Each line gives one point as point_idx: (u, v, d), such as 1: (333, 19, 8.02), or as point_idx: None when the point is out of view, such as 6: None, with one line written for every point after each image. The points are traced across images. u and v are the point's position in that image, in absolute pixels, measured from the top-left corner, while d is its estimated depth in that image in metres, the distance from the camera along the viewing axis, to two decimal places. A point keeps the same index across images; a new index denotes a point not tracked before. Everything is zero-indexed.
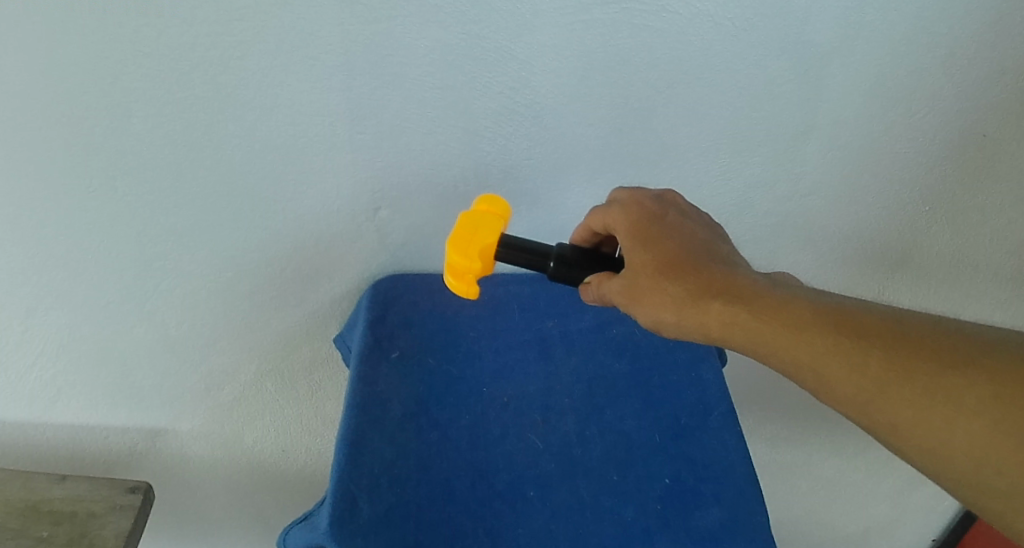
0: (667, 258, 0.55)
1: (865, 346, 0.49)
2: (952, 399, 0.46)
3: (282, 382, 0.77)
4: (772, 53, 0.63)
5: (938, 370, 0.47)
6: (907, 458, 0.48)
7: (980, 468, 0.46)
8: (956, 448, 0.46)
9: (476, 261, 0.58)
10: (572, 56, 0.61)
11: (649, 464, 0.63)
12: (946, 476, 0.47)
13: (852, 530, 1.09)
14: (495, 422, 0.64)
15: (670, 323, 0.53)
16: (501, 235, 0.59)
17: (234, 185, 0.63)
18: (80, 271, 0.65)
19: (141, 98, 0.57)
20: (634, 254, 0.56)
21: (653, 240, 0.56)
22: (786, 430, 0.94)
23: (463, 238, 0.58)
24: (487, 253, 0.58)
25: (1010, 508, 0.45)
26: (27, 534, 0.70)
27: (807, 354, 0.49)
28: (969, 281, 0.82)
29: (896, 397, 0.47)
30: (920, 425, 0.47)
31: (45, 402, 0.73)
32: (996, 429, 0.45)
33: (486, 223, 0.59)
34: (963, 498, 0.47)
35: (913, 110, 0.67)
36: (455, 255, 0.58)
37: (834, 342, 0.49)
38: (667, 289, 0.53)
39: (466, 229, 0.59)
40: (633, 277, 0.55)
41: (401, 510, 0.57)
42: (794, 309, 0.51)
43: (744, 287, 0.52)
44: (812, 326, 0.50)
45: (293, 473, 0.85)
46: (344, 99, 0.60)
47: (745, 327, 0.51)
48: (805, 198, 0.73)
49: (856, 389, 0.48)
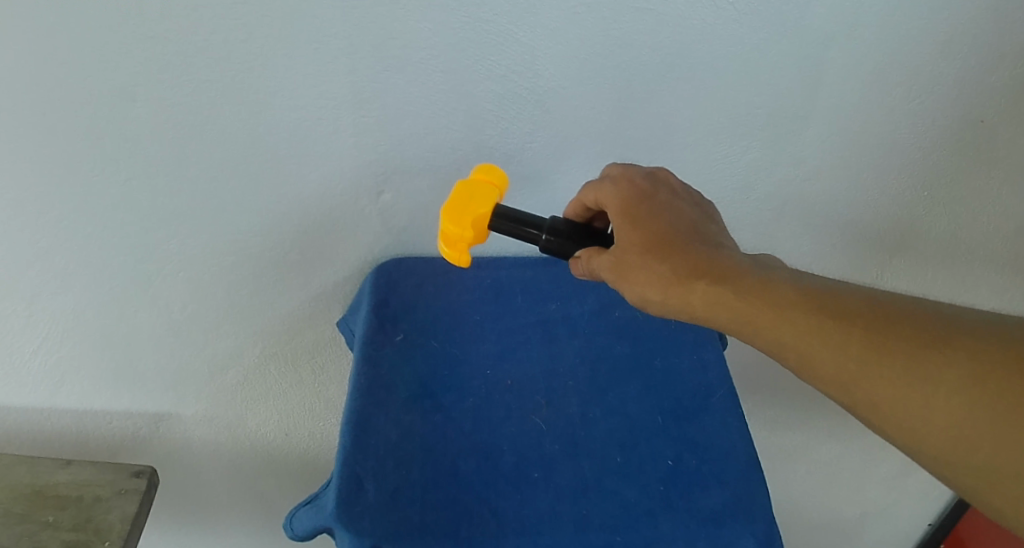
0: (654, 237, 0.55)
1: (847, 324, 0.49)
2: (930, 378, 0.46)
3: (286, 365, 0.77)
4: (773, 38, 0.63)
5: (917, 349, 0.47)
6: (886, 434, 0.49)
7: (957, 446, 0.46)
8: (936, 428, 0.46)
9: (468, 230, 0.58)
10: (575, 39, 0.61)
11: (652, 444, 0.63)
12: (925, 454, 0.47)
13: (851, 512, 1.09)
14: (498, 404, 0.64)
15: (654, 302, 0.53)
16: (496, 205, 0.59)
17: (236, 168, 0.63)
18: (83, 255, 0.65)
19: (142, 82, 0.57)
20: (623, 233, 0.56)
21: (642, 218, 0.56)
22: (787, 410, 0.94)
23: (457, 206, 0.58)
24: (480, 223, 0.59)
25: (986, 483, 0.45)
26: (34, 519, 0.71)
27: (788, 333, 0.50)
28: (969, 264, 0.82)
29: (876, 376, 0.48)
30: (899, 403, 0.47)
31: (50, 386, 0.74)
32: (972, 406, 0.45)
33: (480, 192, 0.59)
34: (942, 476, 0.47)
35: (916, 92, 0.67)
36: (448, 221, 0.58)
37: (816, 321, 0.49)
38: (653, 269, 0.53)
39: (462, 196, 0.59)
40: (621, 254, 0.55)
41: (407, 491, 0.58)
42: (778, 287, 0.51)
43: (729, 266, 0.52)
44: (796, 306, 0.50)
45: (296, 458, 0.86)
46: (347, 83, 0.60)
47: (730, 306, 0.51)
48: (807, 181, 0.72)
49: (838, 367, 0.48)
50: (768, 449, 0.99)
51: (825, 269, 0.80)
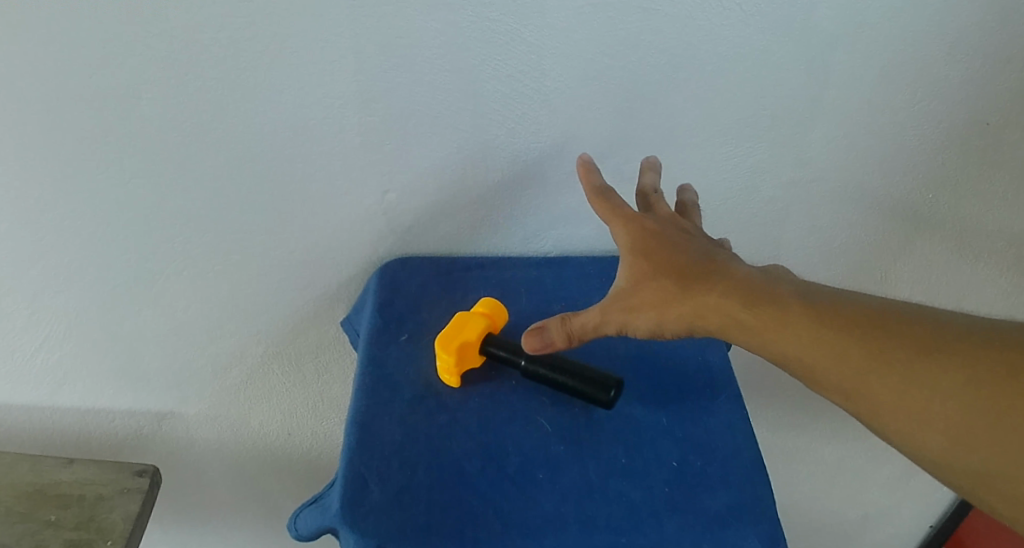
0: (666, 268, 0.58)
1: (849, 339, 0.51)
2: (924, 382, 0.49)
3: (289, 365, 0.76)
4: (780, 39, 0.63)
5: (915, 358, 0.50)
6: (888, 441, 0.51)
7: (952, 447, 0.48)
8: (933, 432, 0.48)
9: (452, 355, 0.62)
10: (582, 39, 0.61)
11: (658, 445, 0.63)
12: (925, 460, 0.49)
13: (854, 514, 1.09)
14: (504, 405, 0.64)
15: (667, 328, 0.57)
16: (482, 336, 0.64)
17: (240, 167, 0.63)
18: (86, 252, 0.65)
19: (149, 79, 0.57)
20: (634, 267, 0.59)
21: (654, 250, 0.59)
22: (792, 412, 0.94)
23: (450, 332, 0.63)
24: (467, 350, 0.63)
25: (981, 487, 0.47)
26: (36, 518, 0.71)
27: (794, 349, 0.52)
28: (975, 268, 0.81)
29: (877, 386, 0.50)
30: (898, 411, 0.49)
31: (52, 384, 0.74)
32: (967, 411, 0.47)
33: (470, 323, 0.65)
34: (943, 480, 0.49)
35: (923, 94, 0.67)
36: (439, 350, 0.63)
37: (820, 337, 0.52)
38: (665, 300, 0.57)
39: (455, 326, 0.64)
40: (634, 289, 0.58)
41: (412, 491, 0.58)
42: (783, 301, 0.54)
43: (738, 291, 0.55)
44: (801, 325, 0.53)
45: (299, 458, 0.85)
46: (353, 81, 0.60)
47: (740, 328, 0.55)
48: (813, 183, 0.72)
49: (842, 379, 0.51)
50: (772, 451, 0.98)
51: (831, 271, 0.80)
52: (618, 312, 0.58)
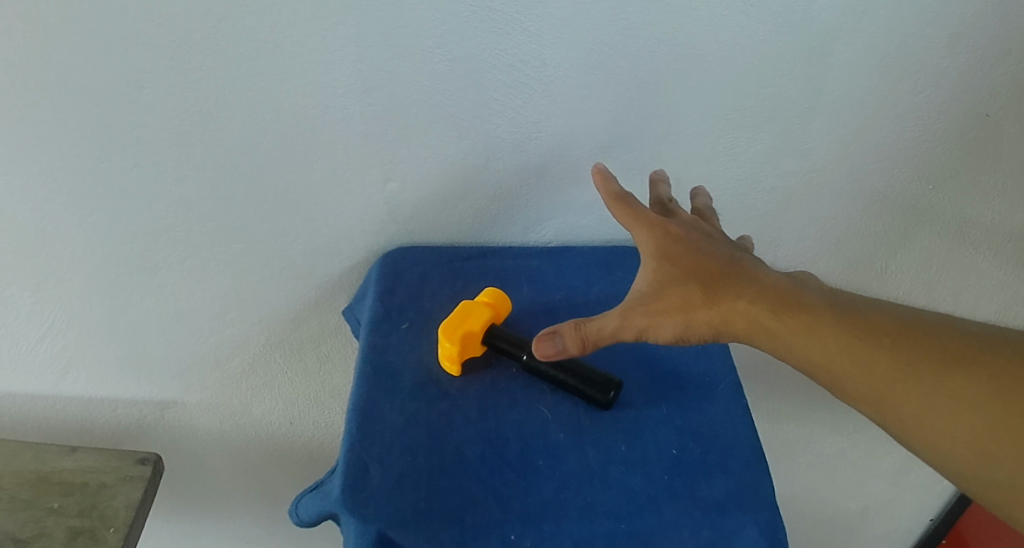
0: (692, 275, 0.57)
1: (880, 350, 0.53)
2: (954, 394, 0.51)
3: (290, 354, 0.77)
4: (779, 29, 0.63)
5: (944, 371, 0.52)
6: (912, 448, 0.53)
7: (980, 460, 0.50)
8: (959, 441, 0.50)
9: (456, 344, 0.62)
10: (584, 28, 0.61)
11: (657, 433, 0.63)
12: (948, 469, 0.51)
13: (853, 506, 1.09)
14: (504, 392, 0.64)
15: (693, 336, 0.57)
16: (486, 326, 0.64)
17: (242, 156, 0.63)
18: (90, 241, 0.65)
19: (152, 68, 0.57)
20: (659, 273, 0.58)
21: (679, 256, 0.58)
22: (792, 403, 0.94)
23: (454, 321, 0.64)
24: (470, 338, 0.64)
25: (1006, 497, 0.49)
26: (39, 505, 0.71)
27: (824, 357, 0.54)
28: (973, 260, 0.81)
29: (905, 396, 0.52)
30: (927, 422, 0.51)
31: (55, 372, 0.74)
32: (995, 425, 0.50)
33: (474, 313, 0.65)
34: (965, 488, 0.51)
35: (923, 85, 0.67)
36: (442, 338, 0.63)
37: (850, 346, 0.53)
38: (693, 307, 0.57)
39: (459, 315, 0.64)
40: (658, 295, 0.58)
41: (413, 477, 0.58)
42: (813, 310, 0.55)
43: (767, 300, 0.56)
44: (831, 335, 0.54)
45: (300, 448, 0.86)
46: (354, 71, 0.60)
47: (770, 336, 0.55)
48: (813, 173, 0.72)
49: (869, 388, 0.53)
50: (772, 442, 0.99)
51: (830, 261, 0.80)
52: (642, 315, 0.57)
